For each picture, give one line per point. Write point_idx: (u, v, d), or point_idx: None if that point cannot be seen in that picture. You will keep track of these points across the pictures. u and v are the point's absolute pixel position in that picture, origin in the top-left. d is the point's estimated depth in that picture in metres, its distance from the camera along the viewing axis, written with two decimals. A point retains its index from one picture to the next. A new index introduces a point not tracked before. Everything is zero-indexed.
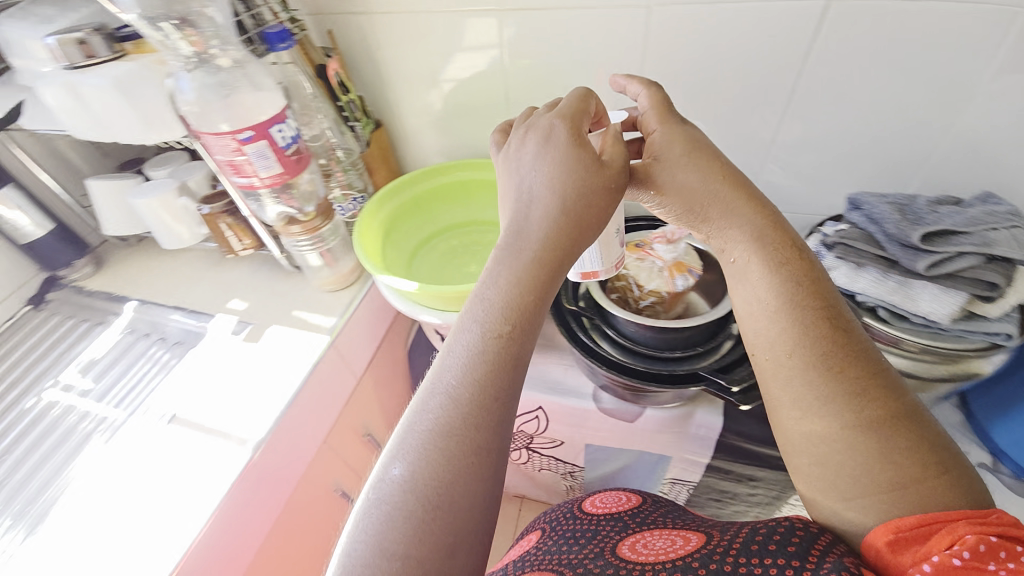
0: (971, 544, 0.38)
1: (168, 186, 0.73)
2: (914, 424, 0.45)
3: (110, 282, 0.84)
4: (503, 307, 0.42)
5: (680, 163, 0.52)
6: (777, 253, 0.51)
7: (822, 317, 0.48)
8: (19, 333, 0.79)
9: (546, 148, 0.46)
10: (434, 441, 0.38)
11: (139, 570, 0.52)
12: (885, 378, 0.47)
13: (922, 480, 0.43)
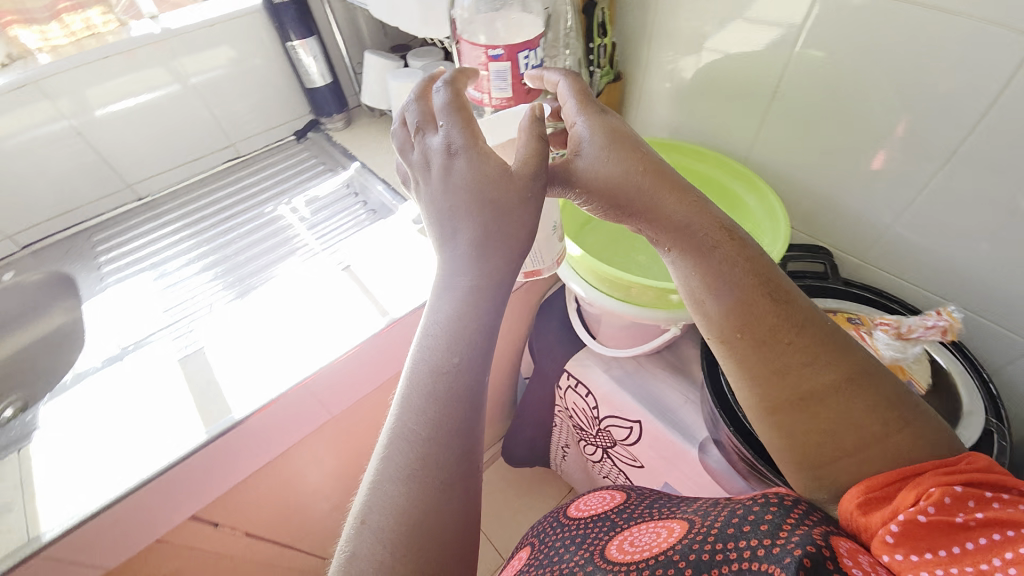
0: (935, 497, 0.40)
1: (417, 77, 0.81)
2: (861, 387, 0.46)
3: (349, 140, 1.00)
4: (443, 342, 0.41)
5: (597, 149, 0.46)
6: (704, 241, 0.47)
7: (760, 293, 0.46)
8: (281, 154, 1.00)
9: (451, 170, 0.42)
10: (395, 492, 0.37)
11: (281, 369, 0.65)
12: (831, 342, 0.47)
13: (870, 432, 0.45)
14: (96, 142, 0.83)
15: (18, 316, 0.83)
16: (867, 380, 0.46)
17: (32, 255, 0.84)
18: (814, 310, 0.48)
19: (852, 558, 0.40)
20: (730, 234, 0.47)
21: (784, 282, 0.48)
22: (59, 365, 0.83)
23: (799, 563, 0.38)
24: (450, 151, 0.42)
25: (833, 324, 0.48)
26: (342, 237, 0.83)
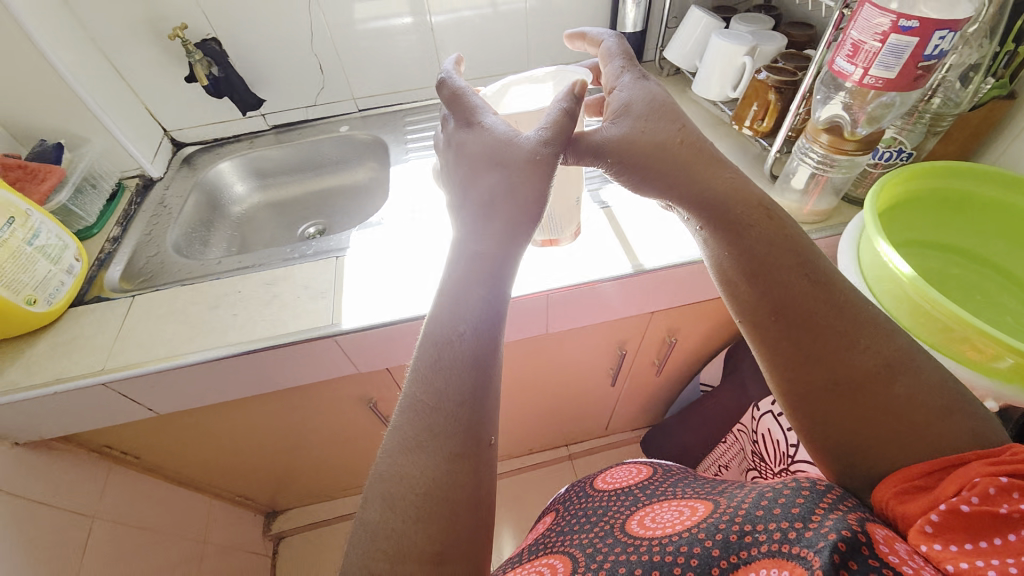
0: (981, 488, 0.35)
1: (745, 41, 0.77)
2: (901, 375, 0.42)
3: None
4: (451, 314, 0.41)
5: (636, 113, 0.49)
6: (736, 214, 0.46)
7: (793, 268, 0.45)
8: None
9: (463, 142, 0.46)
10: (403, 461, 0.37)
11: (537, 274, 0.68)
12: (864, 328, 0.44)
13: (912, 416, 0.40)
14: (438, 38, 0.97)
15: (339, 161, 1.05)
16: (906, 367, 0.42)
17: (363, 118, 1.04)
18: (848, 287, 0.45)
19: (889, 546, 0.34)
20: (767, 207, 0.47)
21: (813, 262, 0.46)
22: (351, 209, 1.04)
23: (835, 550, 0.34)
24: (466, 124, 0.46)
25: (868, 307, 0.45)
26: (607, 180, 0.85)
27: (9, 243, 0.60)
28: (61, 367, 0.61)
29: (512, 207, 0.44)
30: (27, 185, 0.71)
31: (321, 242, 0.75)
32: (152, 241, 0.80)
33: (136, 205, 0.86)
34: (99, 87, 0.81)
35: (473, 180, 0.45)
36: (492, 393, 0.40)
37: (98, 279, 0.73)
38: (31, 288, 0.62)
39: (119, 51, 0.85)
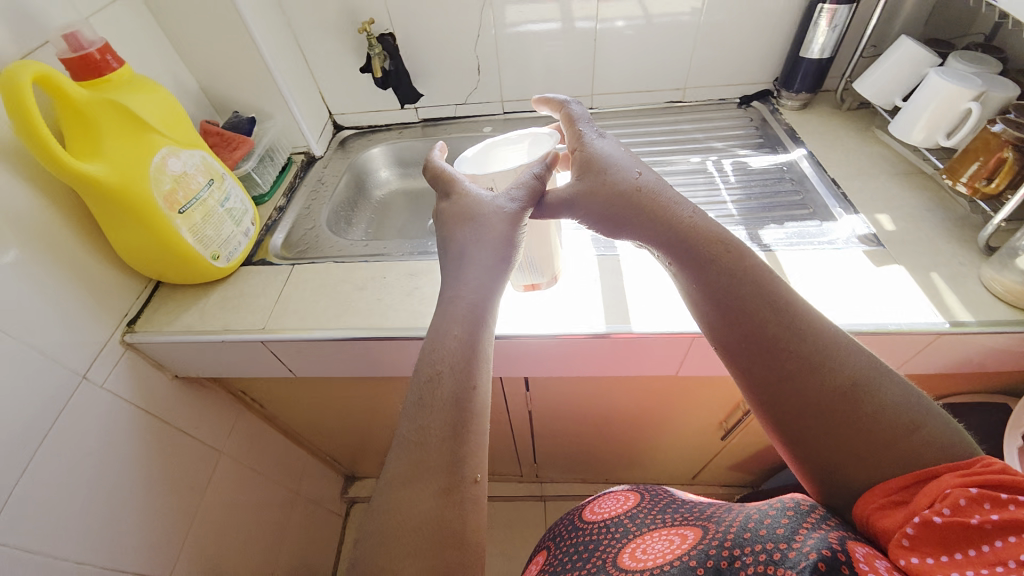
0: (953, 499, 0.35)
1: (978, 86, 0.66)
2: (864, 398, 0.41)
3: (799, 123, 0.94)
4: (436, 357, 0.43)
5: (596, 167, 0.53)
6: (701, 249, 0.49)
7: (753, 299, 0.46)
8: (721, 113, 1.02)
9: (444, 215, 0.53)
10: (396, 498, 0.38)
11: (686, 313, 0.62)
12: (826, 355, 0.43)
13: (870, 444, 0.40)
14: (598, 48, 0.95)
15: None
16: (874, 391, 0.41)
17: (507, 121, 1.05)
18: (812, 315, 0.45)
19: (870, 565, 0.35)
20: (727, 237, 0.50)
21: (775, 292, 0.46)
22: None
23: (815, 569, 0.35)
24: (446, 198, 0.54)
25: (832, 332, 0.45)
26: (770, 220, 0.76)
27: (207, 203, 0.67)
28: (229, 319, 0.67)
29: (493, 255, 0.50)
30: (222, 151, 0.79)
31: None
32: (310, 215, 0.88)
33: (300, 180, 0.94)
34: (287, 69, 0.90)
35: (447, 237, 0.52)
36: (477, 430, 0.42)
37: (264, 244, 0.80)
38: (217, 246, 0.69)
39: (308, 38, 0.93)
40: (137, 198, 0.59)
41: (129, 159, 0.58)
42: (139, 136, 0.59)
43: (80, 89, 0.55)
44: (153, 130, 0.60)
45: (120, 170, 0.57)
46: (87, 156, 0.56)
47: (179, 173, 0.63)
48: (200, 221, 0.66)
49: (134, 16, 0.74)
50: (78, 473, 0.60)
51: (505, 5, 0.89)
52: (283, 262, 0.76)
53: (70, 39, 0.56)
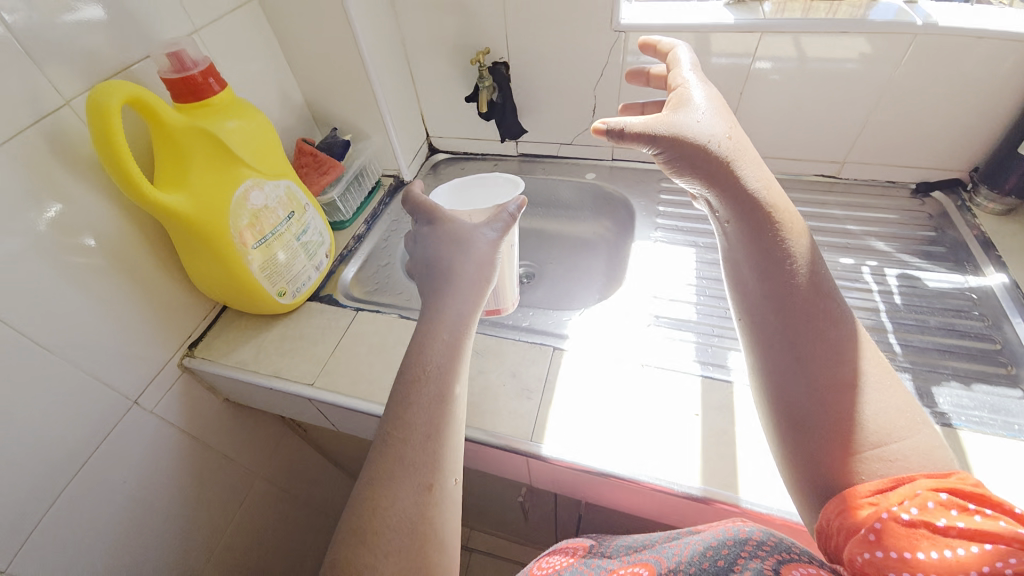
0: (920, 503, 0.34)
1: None
2: (859, 396, 0.41)
3: (999, 231, 0.72)
4: (419, 366, 0.50)
5: (704, 109, 0.51)
6: (771, 220, 0.48)
7: (788, 278, 0.46)
8: (885, 199, 0.82)
9: (426, 236, 0.60)
10: (375, 493, 0.44)
11: None
12: (839, 350, 0.44)
13: (849, 434, 0.40)
14: (743, 104, 0.80)
15: (571, 208, 0.97)
16: (868, 394, 0.41)
17: (613, 168, 0.93)
18: (836, 308, 0.46)
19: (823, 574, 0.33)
20: (791, 222, 0.49)
21: (813, 278, 0.46)
22: (566, 264, 0.95)
23: None
24: (428, 222, 0.61)
25: (852, 332, 0.45)
26: (948, 372, 0.58)
27: (282, 238, 0.64)
28: (282, 365, 0.63)
29: (475, 287, 0.56)
30: (311, 175, 0.76)
31: (541, 318, 0.67)
32: (387, 249, 0.83)
33: (385, 207, 0.89)
34: (390, 89, 0.84)
35: (434, 252, 0.58)
36: (449, 431, 0.48)
37: (335, 275, 0.76)
38: (284, 283, 0.65)
39: (419, 57, 0.86)
40: (214, 233, 0.55)
41: (212, 192, 0.54)
42: (226, 168, 0.55)
43: (176, 115, 0.51)
44: (241, 163, 0.56)
45: (201, 203, 0.54)
46: (172, 185, 0.52)
47: (260, 207, 0.60)
48: (272, 258, 0.63)
49: (249, 24, 0.70)
50: (108, 499, 0.58)
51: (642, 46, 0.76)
52: (349, 303, 0.71)
53: (173, 59, 0.52)
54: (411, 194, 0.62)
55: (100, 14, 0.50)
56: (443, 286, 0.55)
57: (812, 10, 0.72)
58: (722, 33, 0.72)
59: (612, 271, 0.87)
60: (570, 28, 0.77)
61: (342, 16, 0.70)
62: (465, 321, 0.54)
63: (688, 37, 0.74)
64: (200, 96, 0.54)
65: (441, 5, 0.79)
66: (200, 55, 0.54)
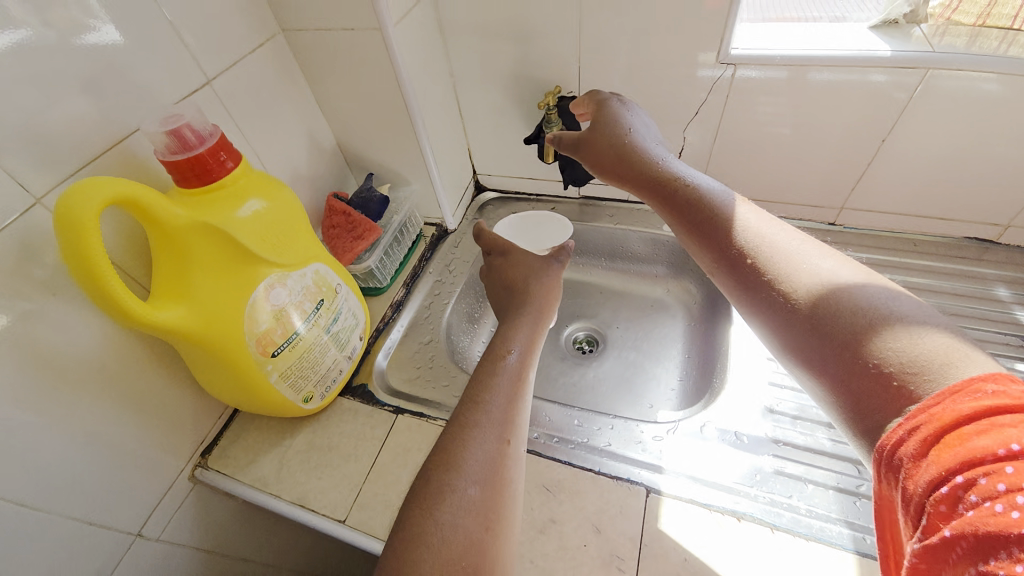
0: (938, 498, 0.25)
1: None
2: (847, 305, 0.34)
3: None
4: (507, 337, 0.51)
5: (624, 113, 0.58)
6: (684, 200, 0.47)
7: (738, 225, 0.43)
8: None
9: (501, 265, 0.62)
10: (457, 443, 0.40)
11: None
12: (807, 272, 0.37)
13: (863, 354, 0.32)
14: (884, 151, 0.62)
15: (643, 262, 0.82)
16: (850, 288, 0.34)
17: None
18: (787, 233, 0.41)
19: None
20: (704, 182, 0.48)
21: (756, 216, 0.43)
22: (639, 331, 0.80)
23: None
24: (502, 254, 0.63)
25: (816, 253, 0.39)
26: None
27: (310, 334, 0.52)
28: (309, 487, 0.53)
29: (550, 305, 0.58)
30: (344, 236, 0.66)
31: (626, 433, 0.55)
32: (429, 320, 0.71)
33: (426, 264, 0.77)
34: (437, 129, 0.71)
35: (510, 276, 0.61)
36: (525, 406, 0.46)
37: (372, 357, 0.65)
38: (311, 386, 0.54)
39: (470, 89, 0.73)
40: (223, 345, 0.45)
41: (222, 299, 0.43)
42: (238, 266, 0.44)
43: (173, 208, 0.40)
44: (256, 258, 0.45)
45: (205, 314, 0.43)
46: (170, 295, 0.42)
47: (281, 306, 0.48)
48: (297, 361, 0.51)
49: (272, 64, 0.58)
50: None
51: (755, 81, 0.60)
52: (385, 399, 0.60)
53: (172, 137, 0.40)
54: (483, 230, 0.65)
55: (117, 35, 0.42)
56: (519, 298, 0.58)
57: (983, 39, 0.55)
58: (872, 66, 0.55)
59: (702, 350, 0.72)
60: (663, 59, 0.61)
61: (382, 54, 0.57)
62: (544, 312, 0.57)
63: (820, 71, 0.57)
64: (205, 180, 0.43)
65: (500, 31, 0.64)
66: (205, 125, 0.42)
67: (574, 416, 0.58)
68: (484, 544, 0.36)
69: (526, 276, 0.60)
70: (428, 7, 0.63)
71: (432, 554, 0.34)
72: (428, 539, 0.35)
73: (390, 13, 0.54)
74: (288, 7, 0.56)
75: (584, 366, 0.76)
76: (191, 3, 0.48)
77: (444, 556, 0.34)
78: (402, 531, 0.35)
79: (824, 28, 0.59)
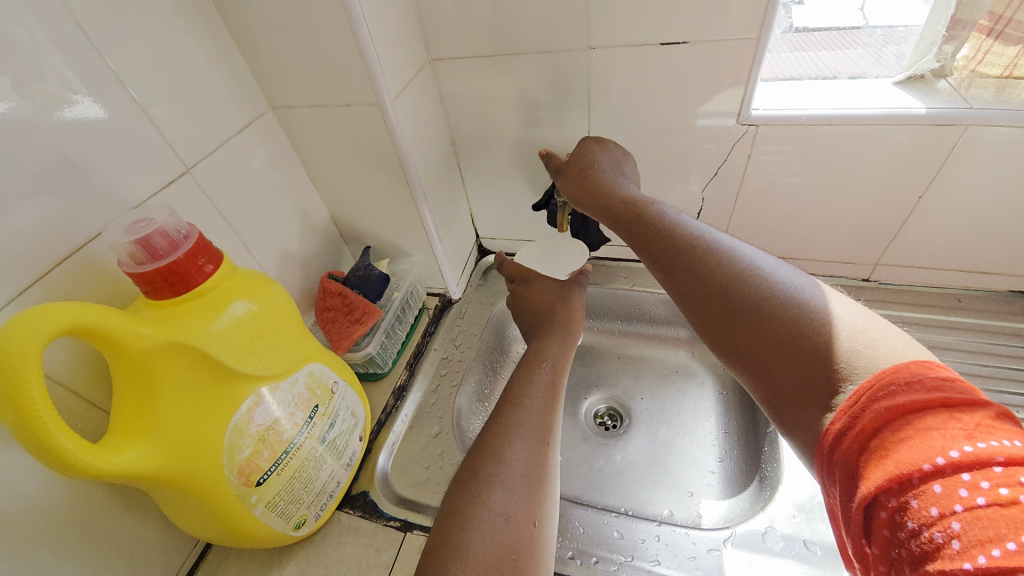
0: (882, 519, 0.30)
1: None
2: (813, 329, 0.37)
3: None
4: (540, 350, 0.56)
5: (608, 150, 0.58)
6: (652, 235, 0.48)
7: (697, 244, 0.45)
8: None
9: (524, 292, 0.64)
10: (501, 438, 0.45)
11: None
12: (760, 284, 0.41)
13: (817, 363, 0.36)
14: (922, 210, 0.58)
15: (663, 324, 0.76)
16: (813, 313, 0.38)
17: None
18: (735, 245, 0.45)
19: None
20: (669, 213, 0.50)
21: (709, 231, 0.46)
22: (667, 403, 0.72)
23: None
24: (523, 280, 0.65)
25: (762, 263, 0.42)
26: None
27: (302, 450, 0.44)
28: None
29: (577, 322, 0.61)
30: (341, 319, 0.59)
31: (677, 544, 0.48)
32: (436, 407, 0.64)
33: (430, 340, 0.70)
34: (438, 199, 0.66)
35: (535, 300, 0.63)
36: (558, 412, 0.51)
37: (375, 458, 0.57)
38: (304, 508, 0.46)
39: (472, 155, 0.69)
40: (197, 480, 0.38)
41: (194, 426, 0.37)
42: (215, 386, 0.37)
43: (139, 328, 0.34)
44: (238, 374, 0.38)
45: (174, 448, 0.36)
46: (133, 429, 0.35)
47: (268, 424, 0.41)
48: (287, 484, 0.44)
49: (260, 143, 0.54)
50: None
51: (779, 141, 0.56)
52: (388, 511, 0.52)
53: (139, 246, 0.35)
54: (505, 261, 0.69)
55: (100, 109, 0.39)
56: (546, 320, 0.60)
57: (1012, 89, 0.52)
58: (905, 124, 0.52)
59: (745, 428, 0.66)
60: (679, 120, 0.58)
61: (380, 129, 0.53)
62: (571, 325, 0.60)
63: (849, 131, 0.53)
64: (179, 290, 0.37)
65: (504, 98, 0.61)
66: (179, 227, 0.38)
67: (613, 526, 0.50)
68: (529, 538, 0.39)
69: (551, 299, 0.62)
70: (428, 77, 0.59)
71: (480, 539, 0.37)
72: (476, 524, 0.38)
73: (389, 87, 0.50)
74: (277, 86, 0.52)
75: (610, 448, 0.68)
76: (169, 89, 0.44)
77: (491, 543, 0.37)
78: (452, 520, 0.38)
79: (846, 83, 0.56)
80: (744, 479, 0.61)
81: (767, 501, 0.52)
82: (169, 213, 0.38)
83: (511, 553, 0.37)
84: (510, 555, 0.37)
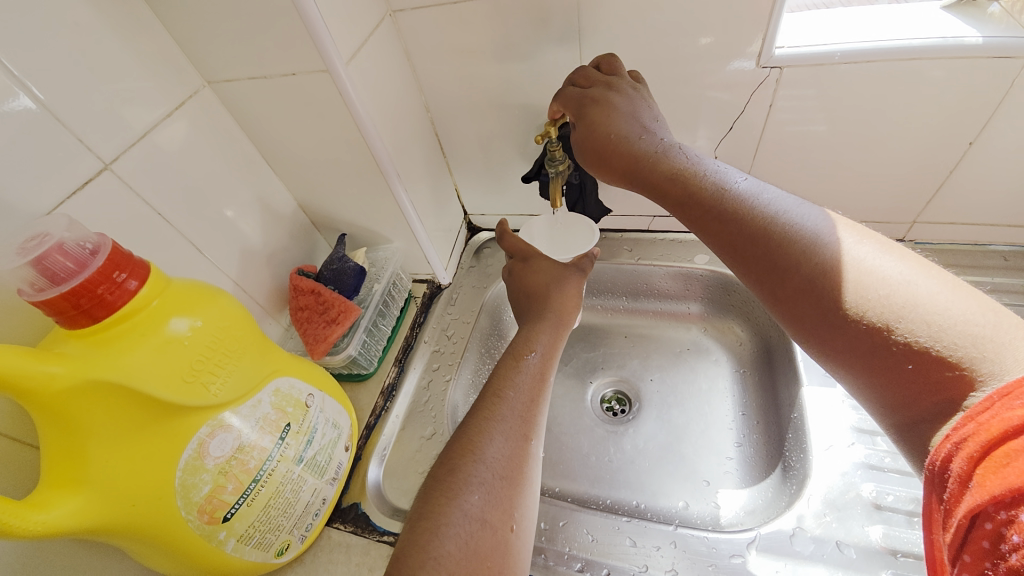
0: (986, 530, 0.24)
1: None
2: (916, 323, 0.30)
3: None
4: (530, 335, 0.50)
5: (632, 96, 0.45)
6: (708, 208, 0.40)
7: (772, 224, 0.37)
8: None
9: (520, 271, 0.55)
10: (477, 436, 0.39)
11: None
12: (855, 281, 0.33)
13: (934, 374, 0.29)
14: (970, 159, 0.50)
15: (672, 299, 0.70)
16: (916, 302, 0.31)
17: None
18: (820, 226, 0.37)
19: None
20: (728, 181, 0.41)
21: (784, 206, 0.38)
22: (678, 384, 0.66)
23: None
24: (523, 258, 0.56)
25: (856, 248, 0.35)
26: None
27: (275, 476, 0.39)
28: None
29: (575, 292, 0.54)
30: (316, 319, 0.54)
31: (699, 556, 0.44)
32: (430, 404, 0.59)
33: (419, 332, 0.65)
34: (417, 175, 0.58)
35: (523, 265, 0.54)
36: (545, 405, 0.45)
37: (364, 468, 0.53)
38: (285, 534, 0.42)
39: (450, 123, 0.61)
40: (148, 524, 0.34)
41: (131, 465, 0.32)
42: (155, 422, 0.33)
43: (49, 367, 0.29)
44: (179, 406, 0.33)
45: (115, 494, 0.32)
46: (64, 478, 0.31)
47: (227, 454, 0.36)
48: (261, 514, 0.39)
49: (197, 125, 0.46)
50: None
51: (803, 86, 0.48)
52: (382, 524, 0.49)
53: (37, 271, 0.31)
54: (505, 232, 0.58)
55: (18, 102, 0.34)
56: (539, 304, 0.52)
57: None
58: (955, 58, 0.43)
59: (766, 409, 0.60)
60: (685, 69, 0.49)
61: (336, 101, 0.45)
62: (566, 312, 0.52)
63: (889, 69, 0.45)
64: (98, 315, 0.32)
65: (480, 55, 0.52)
66: (85, 240, 0.33)
67: (626, 533, 0.47)
68: (504, 544, 0.35)
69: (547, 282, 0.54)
70: (389, 36, 0.51)
71: (449, 546, 0.33)
72: (445, 530, 0.34)
73: (339, 49, 0.42)
74: (209, 58, 0.44)
75: (619, 434, 0.63)
76: (69, 72, 0.37)
77: (461, 549, 0.33)
78: (421, 524, 0.34)
79: (878, 13, 0.47)
80: (766, 466, 0.57)
81: (793, 498, 0.48)
82: (71, 225, 0.33)
83: (483, 559, 0.34)
84: (481, 563, 0.33)
